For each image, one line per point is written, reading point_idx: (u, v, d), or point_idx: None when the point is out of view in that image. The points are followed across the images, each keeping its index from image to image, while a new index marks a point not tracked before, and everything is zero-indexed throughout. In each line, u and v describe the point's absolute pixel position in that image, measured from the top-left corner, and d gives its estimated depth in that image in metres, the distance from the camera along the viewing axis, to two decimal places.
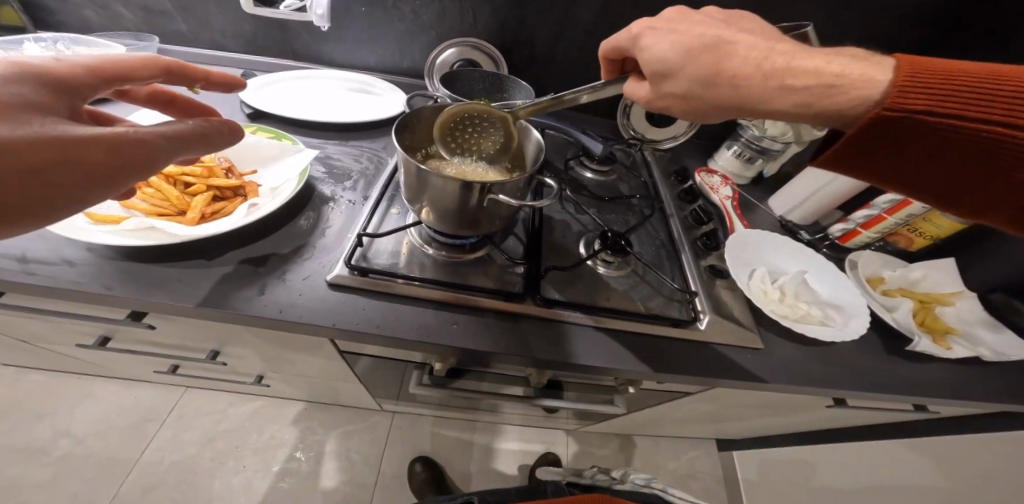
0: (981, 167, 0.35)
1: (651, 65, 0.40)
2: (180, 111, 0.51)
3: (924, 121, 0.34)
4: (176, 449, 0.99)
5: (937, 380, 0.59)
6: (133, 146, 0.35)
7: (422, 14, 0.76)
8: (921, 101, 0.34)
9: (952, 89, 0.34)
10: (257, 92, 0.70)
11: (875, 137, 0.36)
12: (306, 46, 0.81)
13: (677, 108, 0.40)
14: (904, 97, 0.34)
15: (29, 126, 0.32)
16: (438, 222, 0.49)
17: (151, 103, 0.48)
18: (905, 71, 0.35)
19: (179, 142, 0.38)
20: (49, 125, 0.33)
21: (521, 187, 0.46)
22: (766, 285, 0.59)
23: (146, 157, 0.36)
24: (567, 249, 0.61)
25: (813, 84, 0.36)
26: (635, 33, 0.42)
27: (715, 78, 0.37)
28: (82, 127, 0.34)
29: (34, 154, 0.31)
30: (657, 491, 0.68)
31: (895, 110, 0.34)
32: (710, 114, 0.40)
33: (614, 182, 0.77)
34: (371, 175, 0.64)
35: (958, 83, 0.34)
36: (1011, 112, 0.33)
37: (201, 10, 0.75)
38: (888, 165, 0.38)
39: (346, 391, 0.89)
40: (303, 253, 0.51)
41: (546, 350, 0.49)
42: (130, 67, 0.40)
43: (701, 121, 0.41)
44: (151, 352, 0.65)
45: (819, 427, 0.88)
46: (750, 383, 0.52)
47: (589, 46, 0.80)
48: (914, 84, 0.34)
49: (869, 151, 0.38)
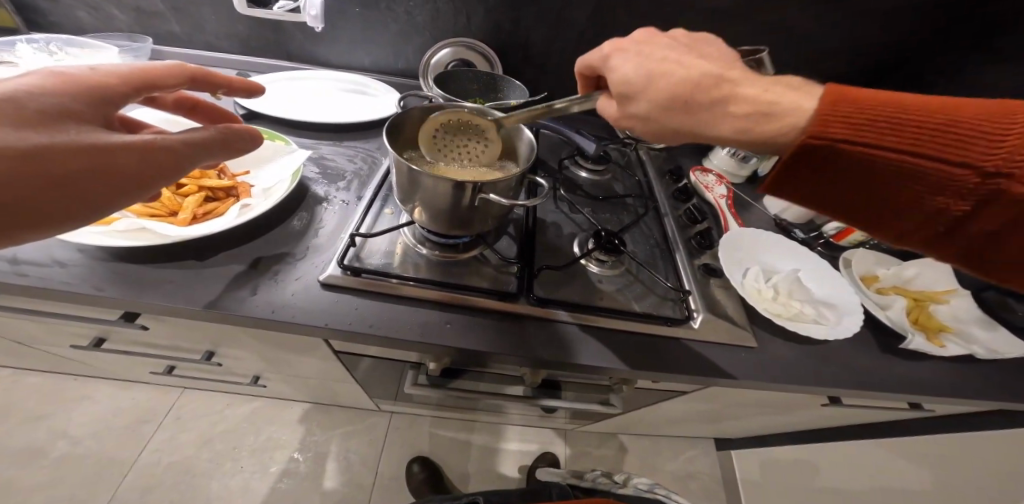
0: (916, 197, 0.34)
1: (618, 84, 0.40)
2: (201, 118, 0.50)
3: (849, 151, 0.33)
4: (174, 450, 0.99)
5: (931, 378, 0.59)
6: (160, 155, 0.35)
7: (415, 15, 0.76)
8: (844, 130, 0.33)
9: (879, 117, 0.33)
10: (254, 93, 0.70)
11: (808, 162, 0.35)
12: (300, 47, 0.81)
13: (641, 130, 0.40)
14: (827, 124, 0.33)
15: (64, 134, 0.31)
16: (430, 223, 0.49)
17: (177, 109, 0.48)
18: (829, 99, 0.33)
19: (202, 148, 0.39)
20: (84, 133, 0.33)
21: (514, 187, 0.46)
22: (759, 283, 0.60)
23: (171, 166, 0.36)
24: (561, 248, 0.61)
25: (751, 110, 0.36)
26: (606, 54, 0.42)
27: (679, 102, 0.37)
28: (113, 134, 0.34)
29: (68, 162, 0.31)
30: (661, 498, 0.68)
31: (819, 138, 0.33)
32: (670, 137, 0.39)
33: (608, 181, 0.77)
34: (365, 175, 0.64)
35: (883, 114, 0.33)
36: (935, 145, 0.32)
37: (195, 12, 0.75)
38: (827, 192, 0.36)
39: (345, 392, 0.90)
40: (296, 253, 0.51)
41: (540, 350, 0.49)
42: (161, 76, 0.39)
43: (663, 143, 0.40)
44: (146, 353, 0.65)
45: (816, 426, 0.88)
46: (744, 381, 0.52)
47: (582, 47, 0.80)
48: (838, 114, 0.33)
49: (806, 177, 0.36)
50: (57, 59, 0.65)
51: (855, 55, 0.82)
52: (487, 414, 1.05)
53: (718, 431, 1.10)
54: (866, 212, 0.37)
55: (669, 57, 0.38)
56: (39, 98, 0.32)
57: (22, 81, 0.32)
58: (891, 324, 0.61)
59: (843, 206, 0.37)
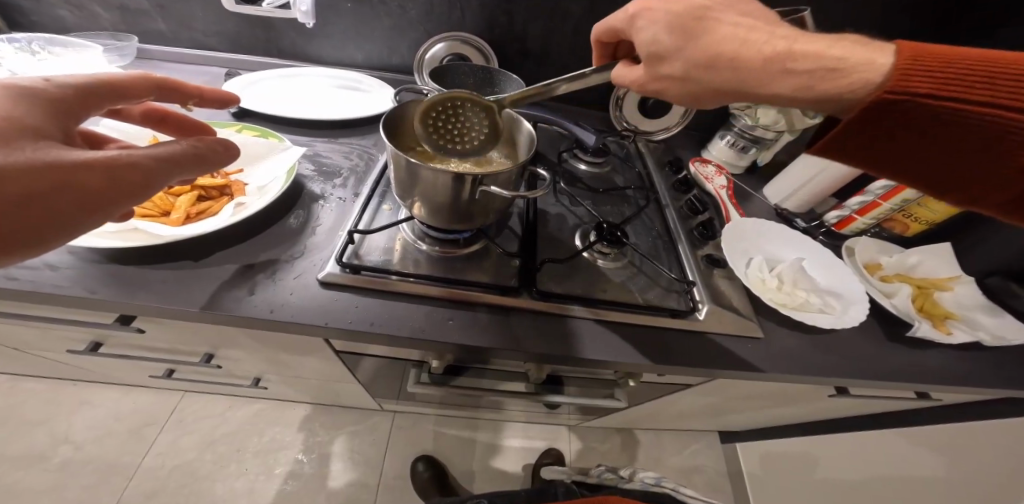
0: (996, 153, 0.34)
1: (649, 45, 0.39)
2: (173, 129, 0.49)
3: (924, 104, 0.34)
4: (176, 454, 0.99)
5: (939, 367, 0.58)
6: (130, 170, 0.33)
7: (408, 10, 0.75)
8: (924, 83, 0.33)
9: (956, 73, 0.33)
10: (244, 90, 0.69)
11: (875, 119, 0.36)
12: (289, 43, 0.79)
13: (674, 90, 0.40)
14: (904, 79, 0.34)
15: (21, 151, 0.29)
16: (430, 218, 0.48)
17: (145, 122, 0.47)
18: (906, 56, 0.34)
19: (174, 164, 0.36)
20: (42, 150, 0.30)
21: (514, 179, 0.46)
22: (763, 273, 0.59)
23: (140, 182, 0.33)
24: (563, 242, 0.60)
25: (815, 67, 0.36)
26: (632, 14, 0.41)
27: (714, 59, 0.37)
28: (76, 151, 0.32)
29: (35, 181, 0.29)
30: (671, 490, 0.67)
31: (895, 92, 0.34)
32: (710, 97, 0.39)
33: (608, 174, 0.75)
34: (362, 172, 0.63)
35: (962, 68, 0.33)
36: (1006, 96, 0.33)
37: (182, 9, 0.74)
38: (892, 151, 0.37)
39: (346, 392, 0.89)
40: (292, 253, 0.50)
41: (545, 346, 0.48)
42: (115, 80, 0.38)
43: (700, 104, 0.40)
44: (145, 356, 0.64)
45: (822, 416, 0.88)
46: (750, 373, 0.51)
47: (579, 39, 0.79)
48: (917, 69, 0.34)
49: (870, 134, 0.37)
50: (38, 57, 0.65)
51: None
52: (490, 412, 1.05)
53: (723, 425, 1.09)
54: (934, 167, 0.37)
55: (698, 11, 0.37)
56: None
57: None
58: (896, 311, 0.61)
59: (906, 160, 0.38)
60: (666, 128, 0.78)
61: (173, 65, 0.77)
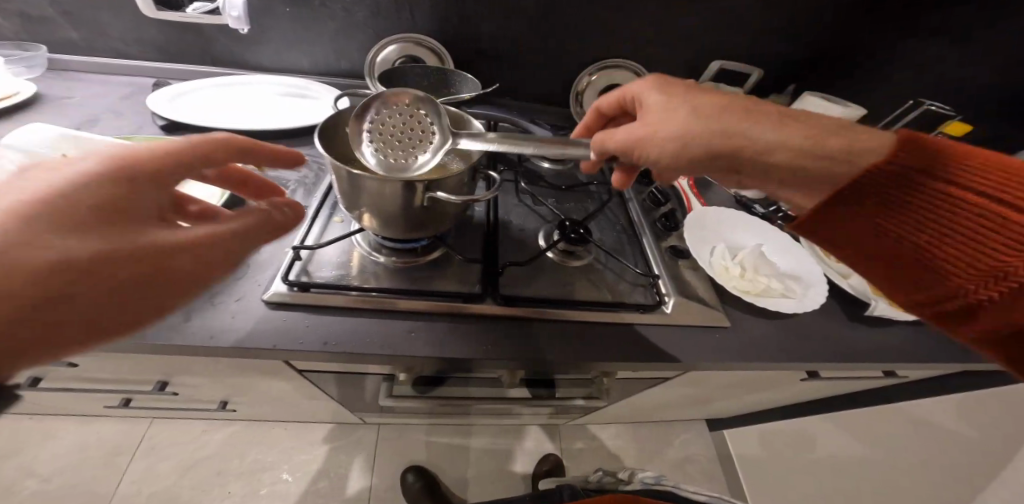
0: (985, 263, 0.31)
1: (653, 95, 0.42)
2: (250, 192, 0.45)
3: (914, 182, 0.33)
4: (152, 482, 0.95)
5: (902, 342, 0.59)
6: (216, 252, 0.32)
7: (354, 13, 0.73)
8: (916, 162, 0.33)
9: (945, 165, 0.33)
10: (177, 101, 0.66)
11: (859, 196, 0.35)
12: (222, 51, 0.76)
13: (668, 132, 0.38)
14: (899, 157, 0.33)
15: (129, 236, 0.28)
16: (382, 229, 0.46)
17: (223, 182, 0.42)
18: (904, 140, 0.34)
19: (252, 238, 0.36)
20: (149, 232, 0.29)
21: (464, 183, 0.44)
22: (726, 261, 0.60)
23: (223, 262, 0.32)
24: (526, 242, 0.59)
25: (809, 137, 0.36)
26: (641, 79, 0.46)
27: (715, 112, 0.37)
28: (173, 230, 0.30)
29: (139, 265, 0.27)
30: (672, 488, 0.67)
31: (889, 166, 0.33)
32: (703, 148, 0.37)
33: (571, 170, 0.75)
34: (311, 184, 0.61)
35: (956, 166, 0.33)
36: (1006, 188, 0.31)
37: (106, 19, 0.70)
38: (878, 242, 0.35)
39: (324, 408, 0.87)
40: (235, 274, 0.48)
41: (508, 351, 0.47)
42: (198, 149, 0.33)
43: (688, 155, 0.38)
44: (93, 387, 0.61)
45: (801, 399, 0.89)
46: (717, 363, 0.51)
47: (531, 36, 0.78)
48: (914, 153, 0.33)
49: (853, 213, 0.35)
50: None
51: (798, 30, 0.82)
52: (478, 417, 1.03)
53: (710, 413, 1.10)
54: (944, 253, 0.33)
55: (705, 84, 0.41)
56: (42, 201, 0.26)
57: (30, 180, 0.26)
58: (854, 291, 0.62)
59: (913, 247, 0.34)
60: None
61: (98, 77, 0.73)
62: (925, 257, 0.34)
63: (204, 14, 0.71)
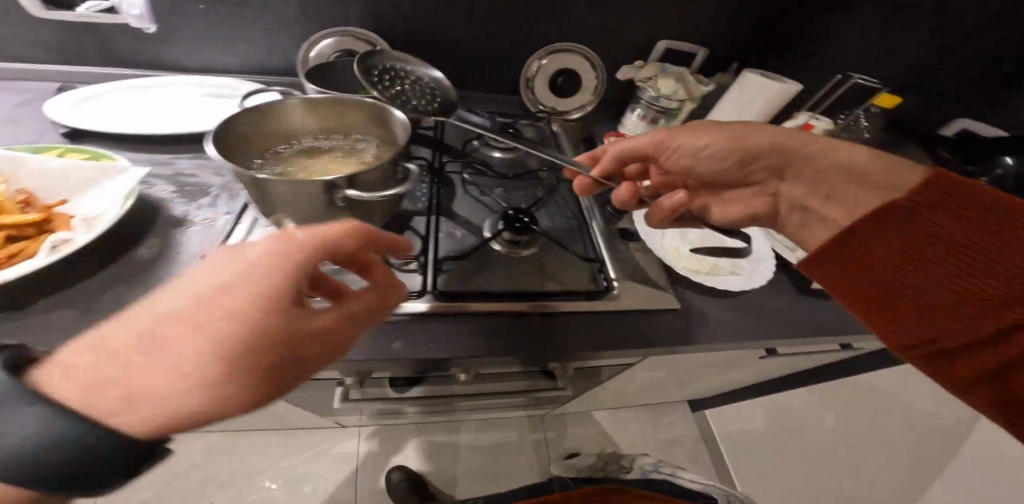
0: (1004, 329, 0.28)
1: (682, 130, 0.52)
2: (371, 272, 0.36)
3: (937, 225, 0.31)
4: (137, 492, 0.93)
5: (849, 313, 0.60)
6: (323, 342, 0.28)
7: (281, 8, 0.71)
8: (937, 205, 0.31)
9: (977, 215, 0.30)
10: (79, 107, 0.62)
11: (878, 231, 0.33)
12: (125, 51, 0.72)
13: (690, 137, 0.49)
14: (932, 198, 0.32)
15: (251, 325, 0.24)
16: (305, 233, 0.43)
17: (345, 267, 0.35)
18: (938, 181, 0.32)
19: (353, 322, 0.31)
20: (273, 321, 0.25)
21: (386, 177, 0.41)
22: (674, 242, 0.60)
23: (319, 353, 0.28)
24: (470, 233, 0.58)
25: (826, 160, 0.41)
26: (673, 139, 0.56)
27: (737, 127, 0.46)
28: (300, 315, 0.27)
29: (254, 357, 0.24)
30: (667, 476, 0.69)
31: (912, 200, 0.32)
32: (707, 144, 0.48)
33: (522, 158, 0.72)
34: (235, 187, 0.58)
35: (998, 221, 0.30)
36: None
37: (9, 23, 0.66)
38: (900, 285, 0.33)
39: (295, 416, 0.85)
40: (142, 288, 0.44)
41: (445, 349, 0.45)
42: (334, 235, 0.29)
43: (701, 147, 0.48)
44: None
45: (768, 375, 0.91)
46: (664, 346, 0.51)
47: (471, 24, 0.76)
48: (946, 197, 0.31)
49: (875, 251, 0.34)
50: None
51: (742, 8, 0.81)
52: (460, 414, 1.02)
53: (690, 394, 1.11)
54: (975, 295, 0.30)
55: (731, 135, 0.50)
56: (197, 293, 0.25)
57: (197, 273, 0.26)
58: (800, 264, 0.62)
59: (937, 286, 0.31)
60: (580, 106, 0.81)
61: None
62: (960, 309, 0.30)
63: (102, 13, 0.67)
